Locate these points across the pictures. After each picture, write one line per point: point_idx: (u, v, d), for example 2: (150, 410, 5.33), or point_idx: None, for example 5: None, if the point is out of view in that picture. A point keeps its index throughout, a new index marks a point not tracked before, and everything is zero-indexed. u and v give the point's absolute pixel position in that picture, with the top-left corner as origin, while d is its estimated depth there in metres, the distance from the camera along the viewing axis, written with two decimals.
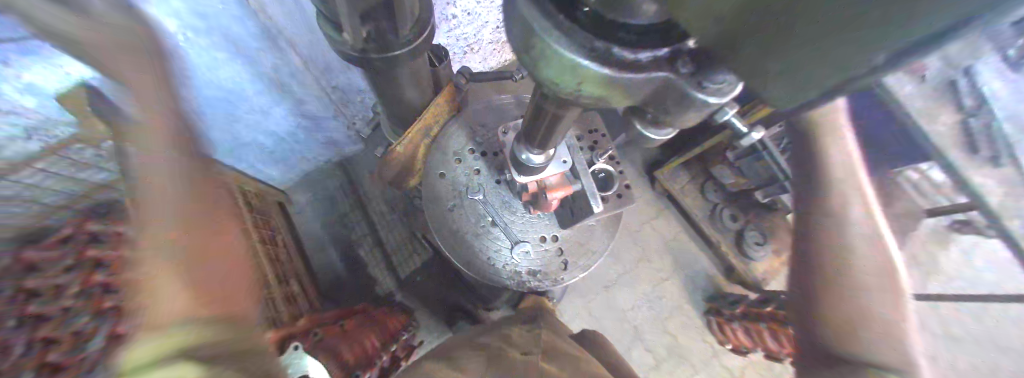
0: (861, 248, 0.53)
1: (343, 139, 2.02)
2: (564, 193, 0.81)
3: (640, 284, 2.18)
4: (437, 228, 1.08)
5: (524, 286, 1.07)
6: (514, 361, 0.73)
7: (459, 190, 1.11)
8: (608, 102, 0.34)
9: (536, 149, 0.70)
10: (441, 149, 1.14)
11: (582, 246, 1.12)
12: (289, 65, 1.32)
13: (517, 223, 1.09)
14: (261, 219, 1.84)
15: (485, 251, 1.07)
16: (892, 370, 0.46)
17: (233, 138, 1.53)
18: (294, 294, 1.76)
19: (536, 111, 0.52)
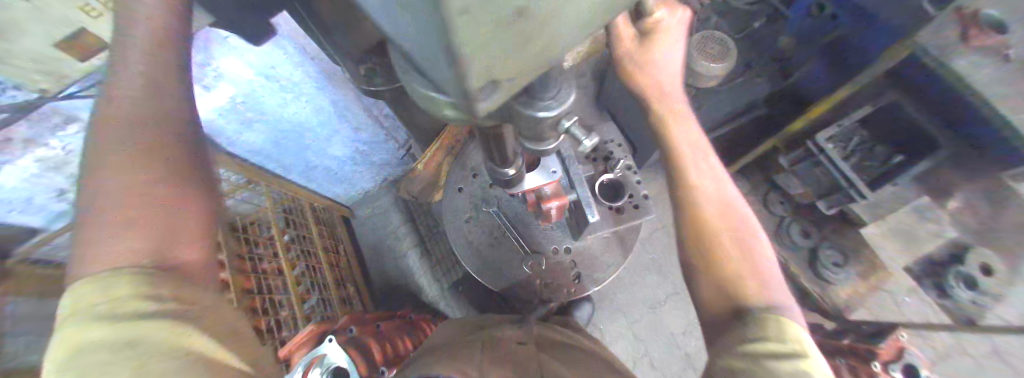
0: (713, 216, 0.74)
1: (394, 160, 2.25)
2: (560, 203, 0.84)
3: (690, 306, 1.99)
4: (454, 238, 1.16)
5: (535, 295, 1.12)
6: (511, 352, 0.84)
7: (476, 203, 1.18)
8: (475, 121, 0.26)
9: (502, 165, 0.64)
10: (460, 164, 1.22)
11: (596, 259, 1.13)
12: (344, 101, 1.55)
13: (530, 235, 1.11)
14: (327, 229, 2.14)
15: (497, 261, 1.13)
16: (767, 299, 0.63)
17: (302, 162, 1.83)
18: (349, 298, 2.01)
19: (484, 137, 0.51)
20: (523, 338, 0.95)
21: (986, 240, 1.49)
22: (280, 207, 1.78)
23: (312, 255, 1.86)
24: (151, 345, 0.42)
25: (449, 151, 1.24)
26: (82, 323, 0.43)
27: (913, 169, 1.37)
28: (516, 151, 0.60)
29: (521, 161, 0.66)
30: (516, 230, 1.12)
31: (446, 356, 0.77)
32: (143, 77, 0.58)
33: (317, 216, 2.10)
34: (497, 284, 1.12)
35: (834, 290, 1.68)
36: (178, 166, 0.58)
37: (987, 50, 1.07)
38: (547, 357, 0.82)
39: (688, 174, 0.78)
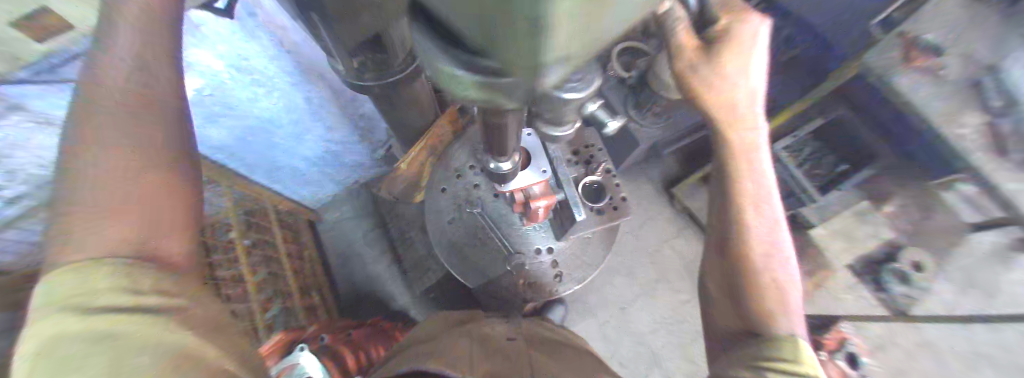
0: (756, 225, 0.72)
1: (368, 162, 2.18)
2: (548, 202, 0.84)
3: (657, 307, 2.10)
4: (437, 240, 1.22)
5: (519, 295, 1.18)
6: (499, 348, 0.85)
7: (458, 204, 1.21)
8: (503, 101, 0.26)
9: (501, 157, 0.68)
10: (444, 166, 1.25)
11: (577, 258, 1.18)
12: (320, 97, 1.51)
13: (514, 235, 1.14)
14: (287, 232, 2.02)
15: (480, 260, 1.18)
16: (784, 316, 0.66)
17: (272, 163, 1.70)
18: (314, 305, 1.89)
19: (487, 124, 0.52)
20: (510, 334, 0.97)
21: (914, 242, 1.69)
22: (242, 209, 1.67)
23: (276, 261, 1.76)
24: (126, 339, 0.39)
25: (432, 153, 1.26)
26: (59, 311, 0.38)
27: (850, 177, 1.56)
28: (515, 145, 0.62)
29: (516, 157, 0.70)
30: (500, 231, 1.15)
31: (435, 352, 0.75)
32: (131, 85, 0.51)
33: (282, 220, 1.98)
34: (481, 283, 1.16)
35: None
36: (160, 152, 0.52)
37: (918, 70, 1.25)
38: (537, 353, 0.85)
39: (739, 178, 0.72)
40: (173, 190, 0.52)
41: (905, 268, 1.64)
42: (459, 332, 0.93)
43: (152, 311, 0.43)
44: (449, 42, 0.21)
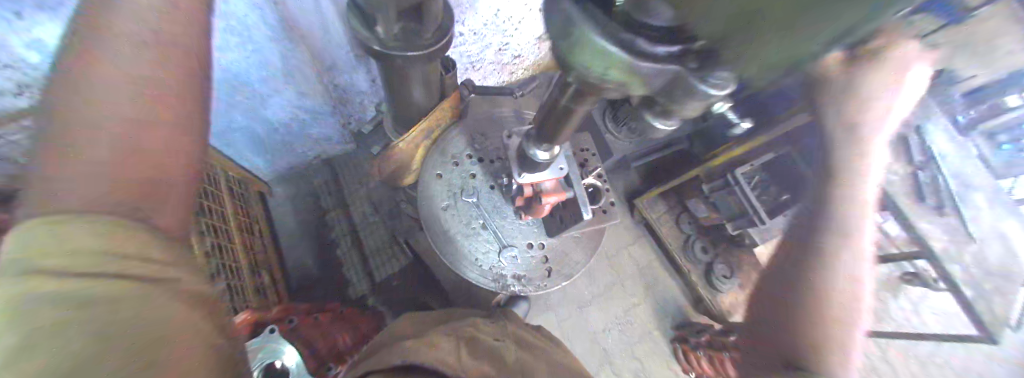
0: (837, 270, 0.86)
1: (338, 137, 2.04)
2: (557, 198, 0.96)
3: (612, 308, 2.23)
4: (430, 226, 1.19)
5: (506, 287, 1.18)
6: (488, 347, 0.85)
7: (453, 192, 1.24)
8: (630, 87, 0.38)
9: (543, 146, 0.83)
10: (441, 151, 1.29)
11: (565, 256, 1.24)
12: (297, 59, 1.36)
13: (506, 228, 1.22)
14: (241, 204, 1.81)
15: (471, 250, 1.19)
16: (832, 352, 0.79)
17: (228, 121, 1.53)
18: (263, 287, 1.69)
19: (550, 109, 0.67)
20: (498, 334, 0.96)
21: None
22: None
23: (225, 234, 1.56)
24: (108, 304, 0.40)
25: (428, 136, 1.27)
26: (23, 259, 0.38)
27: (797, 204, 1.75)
28: (563, 139, 0.77)
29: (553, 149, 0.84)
30: (493, 222, 1.22)
31: (425, 350, 0.74)
32: None
33: (233, 189, 1.76)
34: (468, 273, 1.17)
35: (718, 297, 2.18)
36: (176, 128, 0.53)
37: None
38: (531, 358, 0.86)
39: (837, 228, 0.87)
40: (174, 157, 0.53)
41: None
42: (444, 329, 0.91)
43: (135, 280, 0.44)
44: (623, 22, 0.33)
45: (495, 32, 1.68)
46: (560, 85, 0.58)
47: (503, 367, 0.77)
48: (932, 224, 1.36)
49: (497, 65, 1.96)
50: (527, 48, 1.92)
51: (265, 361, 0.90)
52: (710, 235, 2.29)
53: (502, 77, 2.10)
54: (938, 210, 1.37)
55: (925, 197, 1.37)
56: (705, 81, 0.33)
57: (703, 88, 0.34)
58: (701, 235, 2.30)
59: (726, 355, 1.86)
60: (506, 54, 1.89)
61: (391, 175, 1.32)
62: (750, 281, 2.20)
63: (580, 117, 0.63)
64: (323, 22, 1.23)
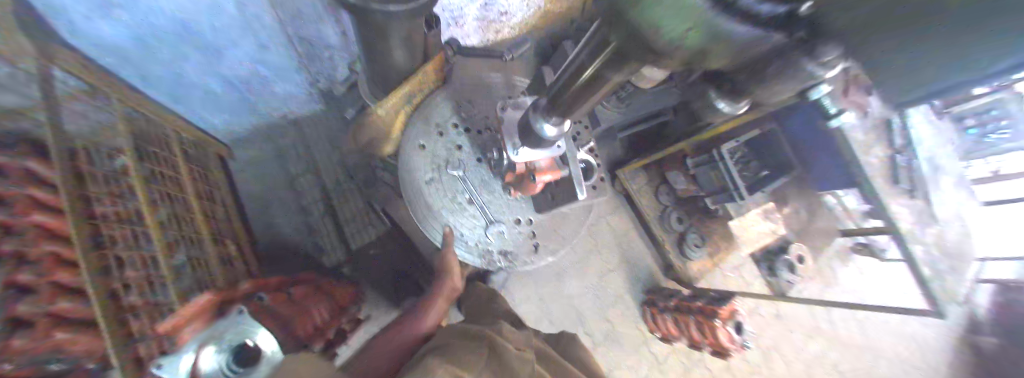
0: None
1: (304, 94, 1.84)
2: (552, 176, 0.96)
3: (590, 274, 2.33)
4: (412, 200, 1.14)
5: (493, 264, 1.19)
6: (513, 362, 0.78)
7: (438, 164, 1.17)
8: (703, 58, 0.34)
9: (553, 118, 0.79)
10: (425, 119, 1.20)
11: (552, 231, 1.27)
12: (256, 6, 1.14)
13: (494, 203, 1.19)
14: (200, 171, 1.61)
15: (456, 227, 1.17)
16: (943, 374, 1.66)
17: (175, 76, 1.36)
18: (231, 256, 1.55)
19: (571, 78, 0.61)
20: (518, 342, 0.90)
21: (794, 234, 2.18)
22: (137, 130, 1.27)
23: (183, 203, 1.37)
24: None
25: (408, 102, 1.21)
26: None
27: (773, 180, 1.81)
28: (580, 110, 0.73)
29: (564, 122, 0.80)
30: (482, 197, 1.18)
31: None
32: None
33: (186, 151, 1.55)
34: (459, 247, 1.17)
35: (688, 262, 2.31)
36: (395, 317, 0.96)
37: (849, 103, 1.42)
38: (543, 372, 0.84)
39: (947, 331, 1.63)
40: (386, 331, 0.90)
41: (792, 258, 2.11)
42: (462, 336, 0.85)
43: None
44: None
45: None
46: (588, 51, 0.52)
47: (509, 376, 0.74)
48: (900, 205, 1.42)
49: (482, 22, 1.80)
50: (514, 4, 1.77)
51: (235, 343, 0.81)
52: (684, 207, 2.37)
53: (487, 36, 1.94)
54: (908, 191, 1.45)
55: (899, 179, 1.44)
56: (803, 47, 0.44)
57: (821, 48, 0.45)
58: (677, 206, 2.36)
59: (692, 317, 2.02)
60: (492, 10, 1.74)
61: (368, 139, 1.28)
62: (718, 251, 2.34)
63: (610, 85, 0.58)
64: None
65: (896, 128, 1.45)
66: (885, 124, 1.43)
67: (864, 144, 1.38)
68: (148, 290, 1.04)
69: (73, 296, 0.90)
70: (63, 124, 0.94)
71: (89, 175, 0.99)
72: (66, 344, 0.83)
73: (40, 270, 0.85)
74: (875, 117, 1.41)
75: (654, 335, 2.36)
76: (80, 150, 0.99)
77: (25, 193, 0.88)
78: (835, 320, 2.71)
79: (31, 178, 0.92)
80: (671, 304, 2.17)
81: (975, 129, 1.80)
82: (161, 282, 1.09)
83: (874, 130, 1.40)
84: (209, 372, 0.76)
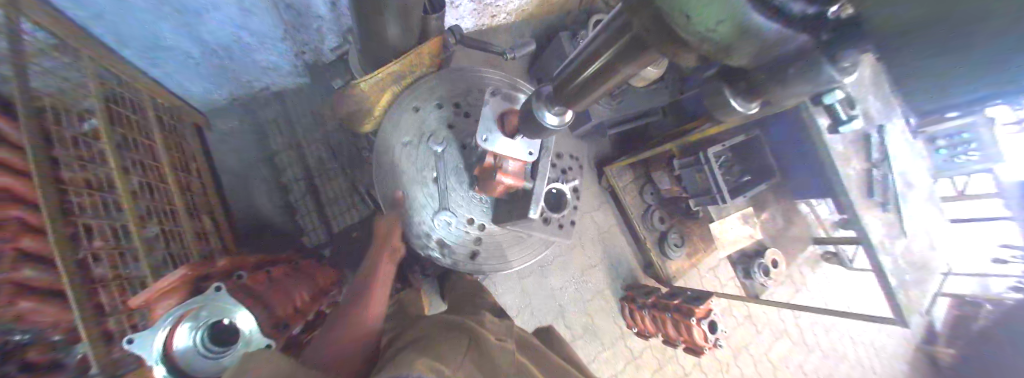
0: None
1: (287, 67, 1.75)
2: (511, 181, 1.05)
3: (572, 269, 2.36)
4: (384, 155, 1.26)
5: (424, 248, 1.26)
6: (496, 351, 0.79)
7: (422, 133, 1.27)
8: (730, 56, 0.36)
9: (558, 107, 0.77)
10: (428, 88, 1.30)
11: (497, 247, 1.35)
12: None
13: (455, 194, 1.26)
14: (174, 140, 1.53)
15: (413, 193, 1.24)
16: None
17: (154, 37, 1.27)
18: (206, 232, 1.49)
19: (580, 65, 0.61)
20: (502, 334, 0.91)
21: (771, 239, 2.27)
22: (108, 92, 1.19)
23: (155, 172, 1.30)
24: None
25: (398, 81, 1.21)
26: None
27: (757, 186, 1.86)
28: (582, 104, 0.71)
29: (568, 114, 0.78)
30: (444, 182, 1.25)
31: (431, 360, 0.62)
32: None
33: (162, 119, 1.47)
34: (406, 226, 1.23)
35: (668, 261, 2.37)
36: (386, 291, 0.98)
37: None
38: (526, 360, 0.86)
39: None
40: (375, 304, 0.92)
41: (766, 262, 2.18)
42: (448, 325, 0.84)
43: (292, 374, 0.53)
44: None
45: None
46: (605, 37, 0.53)
47: (487, 367, 0.70)
48: (872, 213, 1.51)
49: (478, 5, 1.74)
50: None
51: (210, 320, 0.81)
52: (668, 207, 2.43)
53: (482, 21, 1.90)
54: (880, 205, 1.54)
55: (872, 191, 1.52)
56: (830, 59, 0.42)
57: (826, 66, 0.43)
58: (660, 206, 2.42)
59: (669, 315, 2.08)
60: None
61: (354, 114, 1.24)
62: (697, 252, 2.41)
63: (614, 82, 0.59)
64: None
65: (874, 141, 1.50)
66: (864, 139, 1.50)
67: (842, 155, 1.46)
68: (120, 263, 1.01)
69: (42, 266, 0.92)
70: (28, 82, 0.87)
71: (54, 138, 0.92)
72: (30, 313, 0.87)
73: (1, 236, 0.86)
74: (855, 131, 1.48)
75: (631, 330, 2.43)
76: (45, 113, 0.94)
77: None
78: (801, 323, 2.85)
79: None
80: (649, 300, 2.24)
81: (944, 149, 1.90)
82: (132, 255, 1.06)
83: (852, 143, 1.49)
84: (184, 349, 0.77)
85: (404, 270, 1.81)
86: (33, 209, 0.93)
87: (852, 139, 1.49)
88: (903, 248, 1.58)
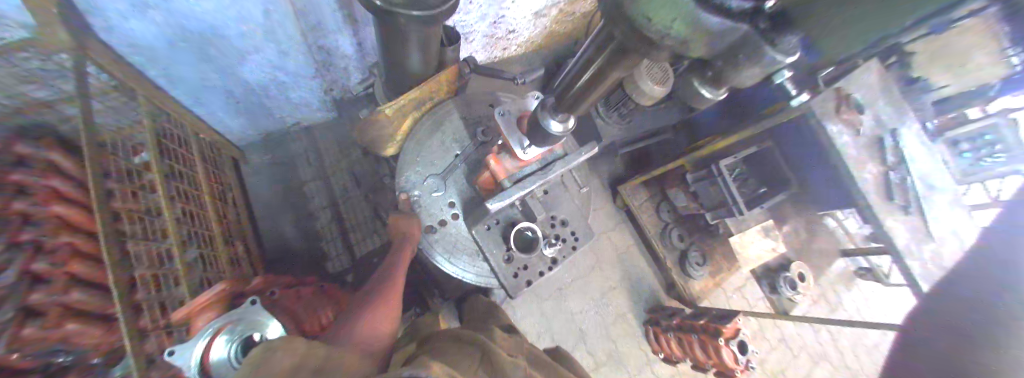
0: None
1: (317, 102, 1.91)
2: (494, 165, 1.04)
3: (591, 290, 2.31)
4: (437, 115, 1.39)
5: (402, 191, 1.33)
6: (504, 359, 0.80)
7: (471, 119, 1.43)
8: (689, 48, 0.38)
9: (559, 116, 0.81)
10: (488, 96, 1.50)
11: (454, 243, 1.34)
12: (282, 14, 1.19)
13: (455, 175, 1.36)
14: (214, 172, 1.67)
15: (438, 150, 1.38)
16: None
17: (198, 79, 1.37)
18: (238, 256, 1.57)
19: (576, 74, 0.65)
20: (510, 349, 0.91)
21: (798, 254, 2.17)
22: (160, 129, 1.34)
23: (197, 200, 1.41)
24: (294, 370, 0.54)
25: (418, 108, 1.33)
26: (298, 365, 0.56)
27: (775, 197, 1.82)
28: (582, 108, 0.75)
29: (569, 123, 0.81)
30: (452, 163, 1.37)
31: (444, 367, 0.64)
32: None
33: (203, 152, 1.61)
34: (399, 172, 1.34)
35: (690, 280, 2.29)
36: (395, 297, 1.08)
37: (845, 123, 1.43)
38: (535, 371, 0.85)
39: None
40: (389, 307, 1.03)
41: (795, 279, 2.08)
42: (457, 337, 0.85)
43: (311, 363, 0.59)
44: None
45: (494, 4, 1.58)
46: (595, 46, 0.56)
47: (494, 368, 0.73)
48: (896, 221, 1.45)
49: (490, 40, 1.88)
50: (521, 24, 1.86)
51: (244, 333, 0.87)
52: (686, 224, 2.38)
53: (495, 53, 2.04)
54: (903, 209, 1.47)
55: (893, 198, 1.45)
56: (776, 45, 0.38)
57: (772, 52, 0.39)
58: (679, 223, 2.37)
59: (696, 336, 1.98)
60: (501, 29, 1.81)
61: (377, 139, 1.34)
62: (720, 270, 2.31)
63: (602, 88, 0.63)
64: None
65: (887, 145, 1.47)
66: (878, 144, 1.47)
67: (857, 162, 1.43)
68: (162, 285, 1.10)
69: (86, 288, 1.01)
70: (92, 121, 0.99)
71: (111, 169, 1.06)
72: (74, 335, 0.94)
73: (57, 260, 0.97)
74: (868, 137, 1.46)
75: (657, 355, 2.31)
76: (104, 148, 1.07)
77: (48, 186, 1.02)
78: (844, 348, 2.64)
79: (56, 172, 1.05)
80: (674, 322, 2.14)
81: (968, 153, 1.81)
82: (171, 277, 1.13)
83: (866, 149, 1.45)
84: (219, 361, 0.82)
85: (423, 294, 1.85)
86: (89, 235, 1.07)
87: (871, 146, 1.46)
88: (934, 255, 1.49)
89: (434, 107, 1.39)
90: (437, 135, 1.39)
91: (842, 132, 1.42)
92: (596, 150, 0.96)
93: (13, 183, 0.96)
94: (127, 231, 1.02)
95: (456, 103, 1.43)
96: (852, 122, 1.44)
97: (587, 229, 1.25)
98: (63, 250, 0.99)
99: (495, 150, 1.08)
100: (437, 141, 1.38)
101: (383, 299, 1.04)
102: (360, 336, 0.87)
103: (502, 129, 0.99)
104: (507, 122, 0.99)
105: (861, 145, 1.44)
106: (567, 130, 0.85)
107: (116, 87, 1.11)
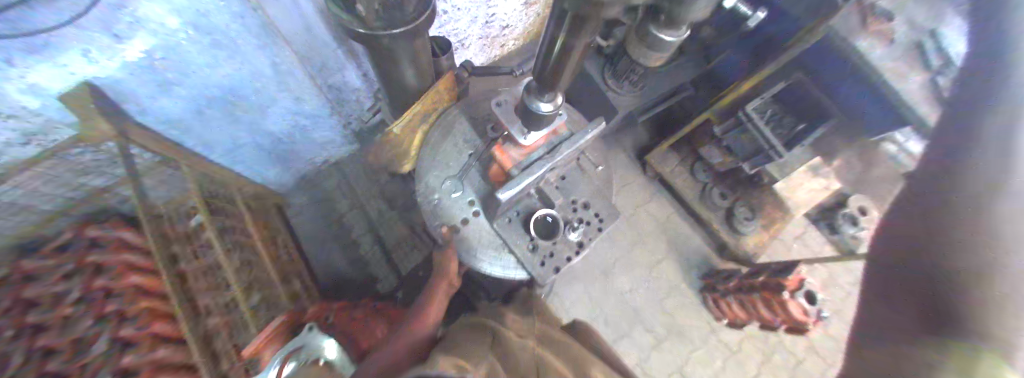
0: None
1: (339, 138, 2.03)
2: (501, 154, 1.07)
3: (636, 264, 2.24)
4: (445, 125, 1.42)
5: (427, 203, 1.37)
6: (515, 343, 0.83)
7: (479, 123, 1.44)
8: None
9: (545, 96, 0.79)
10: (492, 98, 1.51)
11: (480, 241, 1.36)
12: (287, 64, 1.29)
13: (471, 178, 1.38)
14: (262, 221, 1.83)
15: (452, 161, 1.40)
16: None
17: (230, 139, 1.50)
18: (298, 291, 1.72)
19: (546, 52, 0.62)
20: (523, 332, 0.94)
21: (863, 189, 1.95)
22: (208, 190, 1.50)
23: (251, 247, 1.56)
24: None
25: (426, 120, 1.38)
26: None
27: (818, 132, 1.65)
28: (564, 83, 0.72)
29: (557, 98, 0.80)
30: (467, 168, 1.38)
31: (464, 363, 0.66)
32: None
33: (248, 204, 1.78)
34: (420, 183, 1.38)
35: (741, 237, 2.14)
36: (431, 307, 1.14)
37: (874, 39, 1.27)
38: (566, 356, 0.84)
39: None
40: (425, 317, 1.08)
41: (854, 213, 1.88)
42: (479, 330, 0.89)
43: None
44: None
45: (479, 6, 1.57)
46: (554, 19, 0.54)
47: (507, 350, 0.78)
48: None
49: (485, 40, 1.88)
50: (513, 17, 1.83)
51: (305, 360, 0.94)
52: (727, 180, 2.20)
53: (492, 52, 2.03)
54: None
55: None
56: None
57: None
58: (718, 181, 2.22)
59: (757, 295, 1.85)
60: (493, 27, 1.80)
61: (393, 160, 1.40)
62: (775, 221, 2.13)
63: (576, 59, 0.60)
64: (307, 25, 1.18)
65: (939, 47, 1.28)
66: (916, 48, 1.27)
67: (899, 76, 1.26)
68: (235, 329, 1.24)
69: (170, 344, 1.19)
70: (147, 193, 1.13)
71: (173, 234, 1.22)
72: None
73: (141, 324, 1.16)
74: (912, 43, 1.27)
75: (721, 322, 2.19)
76: (163, 218, 1.23)
77: (121, 260, 1.22)
78: None
79: (126, 247, 1.25)
80: (732, 286, 2.03)
81: None
82: (241, 321, 1.26)
83: (912, 56, 1.27)
84: None
85: (469, 297, 1.91)
86: (159, 295, 1.25)
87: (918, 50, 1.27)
88: None
89: (439, 118, 1.42)
90: (448, 144, 1.41)
91: (871, 46, 1.26)
92: (603, 124, 0.94)
93: (91, 264, 1.18)
94: (199, 287, 1.17)
95: (462, 108, 1.45)
96: (882, 37, 1.27)
97: (610, 209, 1.21)
98: (143, 314, 1.18)
99: (499, 141, 1.10)
100: (449, 150, 1.41)
101: (421, 314, 1.09)
102: (399, 346, 0.93)
103: (501, 120, 0.99)
104: (505, 112, 0.99)
105: (901, 56, 1.27)
106: (557, 106, 0.83)
107: (159, 162, 1.26)
